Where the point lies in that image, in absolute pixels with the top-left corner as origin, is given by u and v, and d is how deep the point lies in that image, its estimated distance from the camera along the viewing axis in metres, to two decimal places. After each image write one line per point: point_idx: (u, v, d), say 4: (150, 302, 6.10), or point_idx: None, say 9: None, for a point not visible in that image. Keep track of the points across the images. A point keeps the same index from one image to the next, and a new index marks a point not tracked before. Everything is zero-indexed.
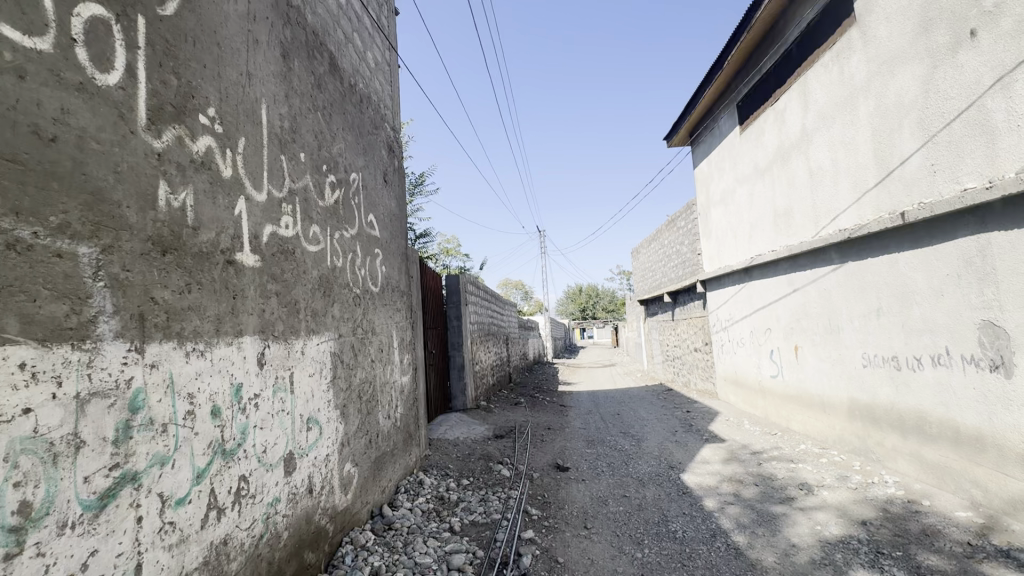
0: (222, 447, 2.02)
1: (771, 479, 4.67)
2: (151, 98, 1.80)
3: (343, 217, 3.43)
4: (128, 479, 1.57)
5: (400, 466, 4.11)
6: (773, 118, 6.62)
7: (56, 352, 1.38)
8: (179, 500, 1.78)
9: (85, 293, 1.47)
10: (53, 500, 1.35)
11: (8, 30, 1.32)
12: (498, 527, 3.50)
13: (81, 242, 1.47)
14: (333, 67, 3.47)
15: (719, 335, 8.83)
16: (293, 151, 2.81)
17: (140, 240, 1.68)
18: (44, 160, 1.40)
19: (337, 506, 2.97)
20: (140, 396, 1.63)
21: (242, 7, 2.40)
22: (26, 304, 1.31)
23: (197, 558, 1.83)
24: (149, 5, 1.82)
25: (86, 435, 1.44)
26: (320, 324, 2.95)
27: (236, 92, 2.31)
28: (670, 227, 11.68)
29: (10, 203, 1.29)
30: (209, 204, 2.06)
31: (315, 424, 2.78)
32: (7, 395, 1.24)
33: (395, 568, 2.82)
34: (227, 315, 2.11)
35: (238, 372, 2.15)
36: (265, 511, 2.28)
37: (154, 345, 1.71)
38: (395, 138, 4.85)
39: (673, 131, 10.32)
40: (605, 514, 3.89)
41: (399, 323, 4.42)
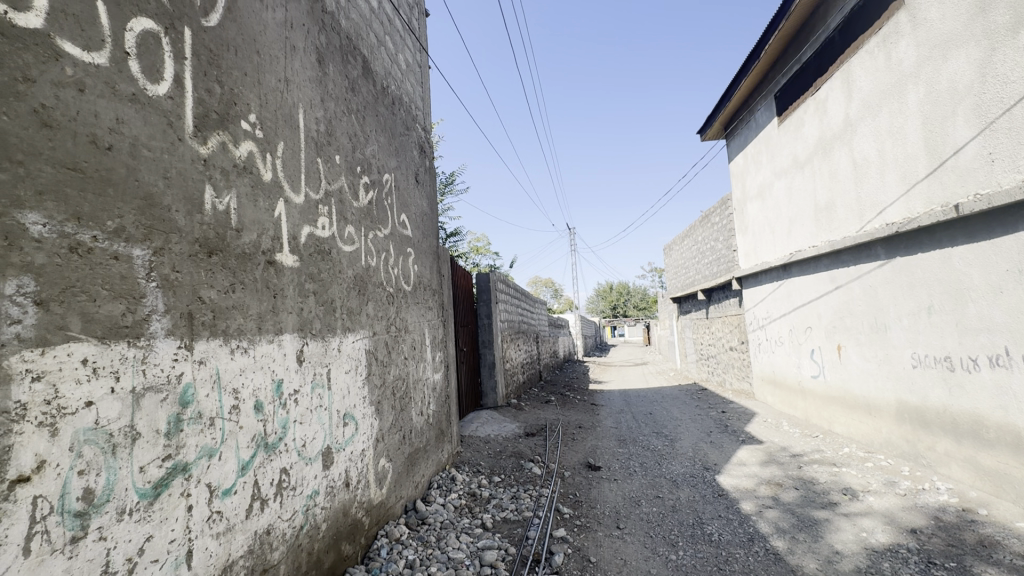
0: (265, 440, 2.11)
1: (813, 483, 4.51)
2: (197, 106, 1.88)
3: (376, 217, 3.51)
4: (178, 469, 1.65)
5: (433, 462, 4.17)
6: (814, 108, 6.37)
7: (114, 349, 1.46)
8: (225, 490, 1.86)
9: (139, 292, 1.56)
10: (113, 488, 1.43)
11: (68, 46, 1.41)
12: (530, 524, 3.51)
13: (135, 245, 1.55)
14: (366, 70, 3.54)
15: (756, 333, 8.58)
16: (328, 154, 2.89)
17: (188, 242, 1.76)
18: (104, 168, 1.48)
19: (373, 500, 3.05)
20: (190, 391, 1.72)
21: (280, 16, 2.48)
22: (87, 304, 1.39)
23: (242, 547, 1.92)
24: (195, 17, 1.90)
25: (142, 428, 1.53)
26: (355, 322, 3.02)
27: (275, 97, 2.39)
28: (704, 223, 11.40)
29: (71, 209, 1.38)
30: (251, 207, 2.14)
31: (351, 420, 2.86)
32: (71, 389, 1.34)
33: (429, 562, 2.87)
34: (268, 313, 2.19)
35: (278, 368, 2.23)
36: (305, 504, 2.36)
37: (202, 342, 1.80)
38: (427, 139, 4.92)
39: (707, 124, 10.07)
40: (638, 515, 3.84)
41: (431, 321, 4.49)
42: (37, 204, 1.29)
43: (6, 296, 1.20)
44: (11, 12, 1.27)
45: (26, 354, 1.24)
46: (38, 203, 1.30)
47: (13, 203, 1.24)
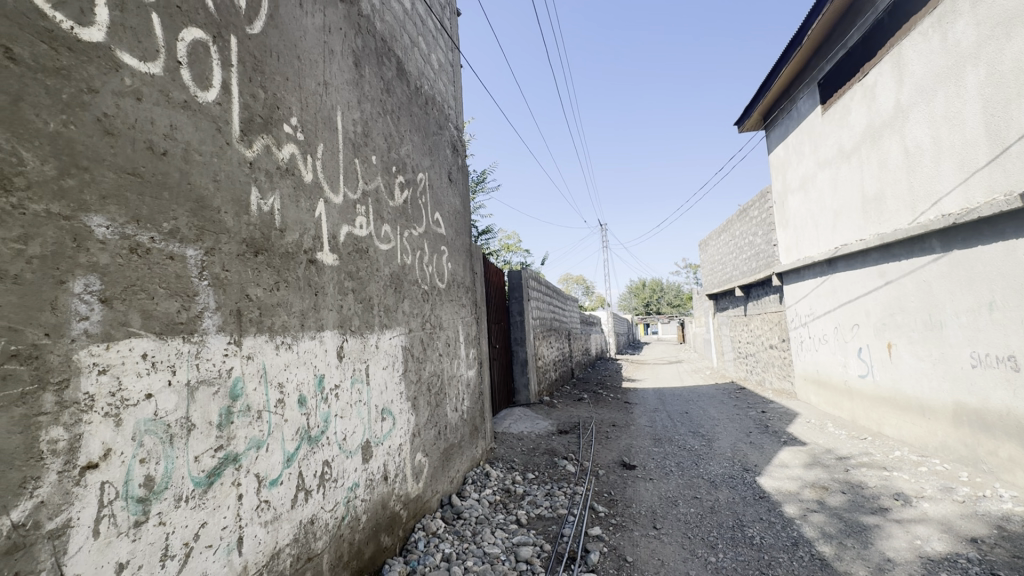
0: (309, 433, 2.18)
1: (861, 487, 4.32)
2: (243, 111, 1.95)
3: (411, 215, 3.56)
4: (229, 460, 1.73)
5: (468, 458, 4.22)
6: (861, 94, 6.07)
7: (171, 344, 1.54)
8: (272, 481, 1.93)
9: (192, 291, 1.63)
10: (171, 475, 1.51)
11: (127, 57, 1.48)
12: (564, 522, 3.50)
13: (188, 245, 1.63)
14: (400, 72, 3.60)
15: (798, 331, 8.27)
16: (365, 154, 2.95)
17: (236, 242, 1.84)
18: (159, 172, 1.56)
19: (410, 494, 3.11)
20: (239, 384, 1.80)
21: (318, 21, 2.55)
22: (146, 301, 1.47)
23: (288, 535, 1.99)
24: (240, 25, 1.98)
25: (196, 419, 1.60)
26: (392, 319, 3.08)
27: (314, 101, 2.46)
28: (742, 217, 11.06)
29: (131, 212, 1.45)
30: (293, 208, 2.21)
31: (389, 415, 2.92)
32: (133, 381, 1.41)
33: (465, 556, 2.91)
34: (310, 310, 2.26)
35: (320, 363, 2.30)
36: (346, 495, 2.43)
37: (250, 338, 1.87)
38: (459, 137, 4.96)
39: (746, 115, 9.75)
40: (675, 515, 3.77)
41: (464, 319, 4.53)
42: (101, 208, 1.37)
43: (74, 293, 1.28)
44: (77, 27, 1.35)
45: (93, 349, 1.32)
46: (102, 207, 1.37)
47: (80, 207, 1.32)
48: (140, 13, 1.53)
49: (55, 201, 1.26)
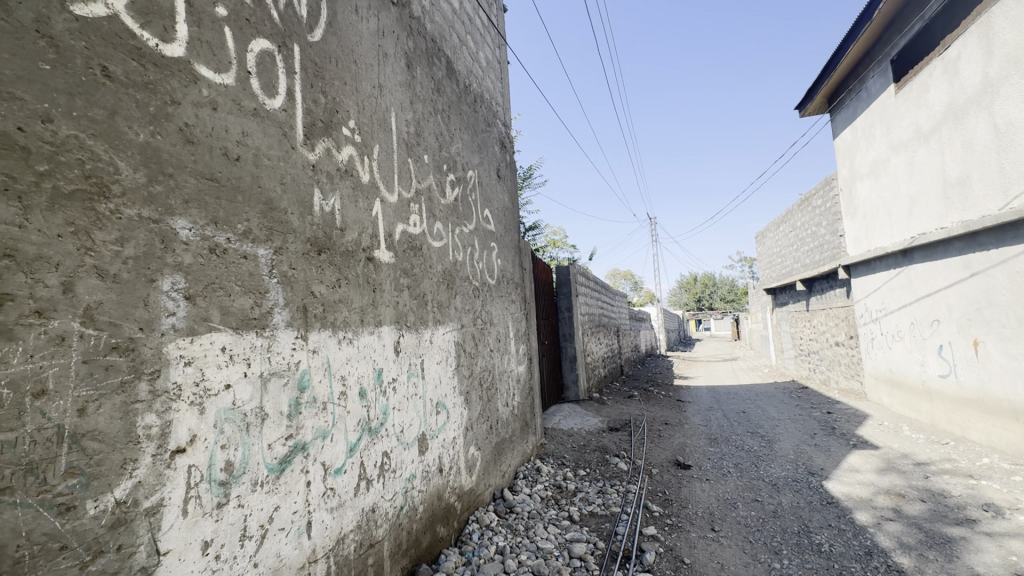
0: (369, 425, 2.26)
1: (944, 496, 3.99)
2: (306, 116, 2.05)
3: (462, 213, 3.60)
4: (299, 448, 1.82)
5: (519, 452, 4.25)
6: (942, 69, 5.56)
7: (246, 338, 1.64)
8: (337, 469, 2.02)
9: (263, 288, 1.74)
10: (248, 461, 1.61)
11: (204, 69, 1.58)
12: (618, 520, 3.45)
13: (259, 246, 1.73)
14: (450, 71, 3.65)
15: (868, 327, 7.74)
16: (418, 154, 3.02)
17: (302, 242, 1.94)
18: (233, 177, 1.66)
19: (464, 486, 3.17)
20: (306, 376, 1.89)
21: (373, 25, 2.62)
22: (224, 298, 1.57)
23: (352, 522, 2.08)
24: (302, 34, 2.07)
25: (269, 409, 1.70)
26: (445, 315, 3.14)
27: (370, 103, 2.54)
28: (804, 207, 10.45)
29: (210, 214, 1.56)
30: (352, 208, 2.29)
31: (443, 409, 2.98)
32: (215, 372, 1.52)
33: (519, 550, 2.93)
34: (368, 306, 2.34)
35: (379, 358, 2.38)
36: (404, 486, 2.50)
37: (315, 333, 1.96)
38: (507, 134, 4.97)
39: (808, 97, 9.18)
40: (735, 518, 3.63)
41: (514, 315, 4.55)
42: (184, 211, 1.47)
43: (163, 291, 1.38)
44: (161, 44, 1.45)
45: (180, 342, 1.42)
46: (185, 211, 1.47)
47: (167, 211, 1.42)
48: (215, 28, 1.63)
49: (145, 205, 1.36)
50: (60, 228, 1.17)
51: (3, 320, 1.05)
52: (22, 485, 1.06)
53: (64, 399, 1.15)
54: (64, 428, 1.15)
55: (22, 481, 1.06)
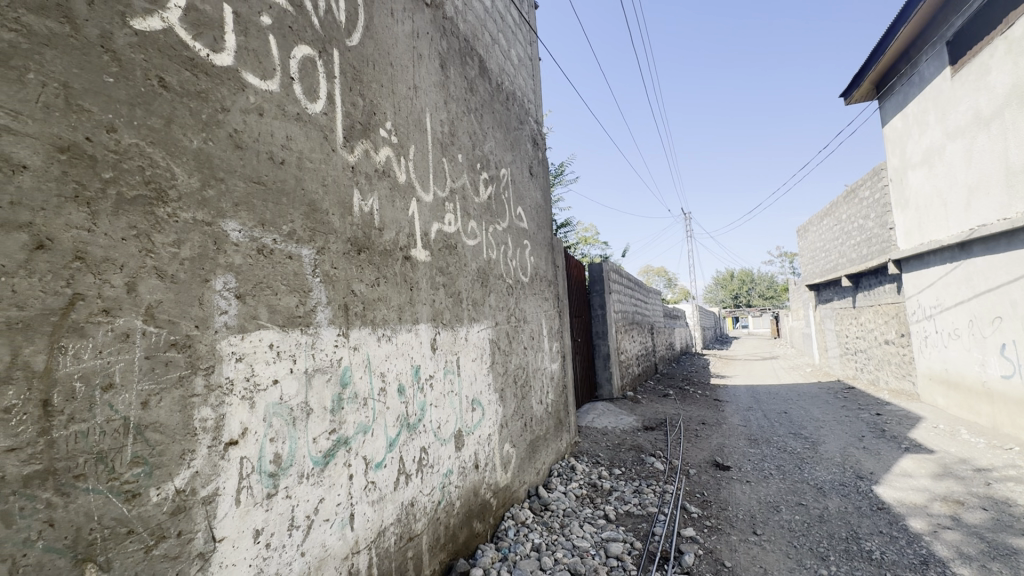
0: (407, 421, 2.30)
1: (1008, 504, 3.74)
2: (345, 119, 2.10)
3: (495, 211, 3.62)
4: (342, 442, 1.88)
5: (553, 451, 4.24)
6: (1005, 49, 5.20)
7: (292, 335, 1.70)
8: (377, 463, 2.07)
9: (307, 287, 1.79)
10: (295, 454, 1.67)
11: (251, 77, 1.65)
12: (655, 521, 3.40)
13: (303, 246, 1.79)
14: (483, 70, 3.66)
15: (921, 324, 7.34)
16: (452, 153, 3.05)
17: (342, 242, 1.99)
18: (278, 179, 1.72)
19: (499, 483, 3.19)
20: (347, 373, 1.94)
21: (408, 28, 2.66)
22: (271, 297, 1.63)
23: (392, 515, 2.13)
24: (341, 39, 2.12)
25: (314, 403, 1.76)
26: (480, 312, 3.17)
27: (406, 104, 2.58)
28: (850, 199, 9.99)
29: (258, 217, 1.62)
30: (390, 208, 2.34)
31: (479, 405, 3.01)
32: (264, 367, 1.58)
33: (554, 547, 2.93)
34: (406, 304, 2.38)
35: (416, 355, 2.42)
36: (441, 481, 2.54)
37: (356, 330, 2.02)
38: (540, 131, 4.96)
39: (855, 84, 8.76)
40: (778, 522, 3.52)
41: (547, 312, 4.54)
42: (234, 214, 1.53)
43: (216, 291, 1.45)
44: (212, 54, 1.52)
45: (231, 339, 1.49)
46: (235, 213, 1.54)
47: (218, 214, 1.48)
48: (260, 37, 1.70)
49: (199, 209, 1.42)
50: (124, 232, 1.23)
51: (75, 319, 1.12)
52: (93, 472, 1.13)
53: (129, 392, 1.22)
54: (129, 420, 1.21)
55: (93, 469, 1.13)
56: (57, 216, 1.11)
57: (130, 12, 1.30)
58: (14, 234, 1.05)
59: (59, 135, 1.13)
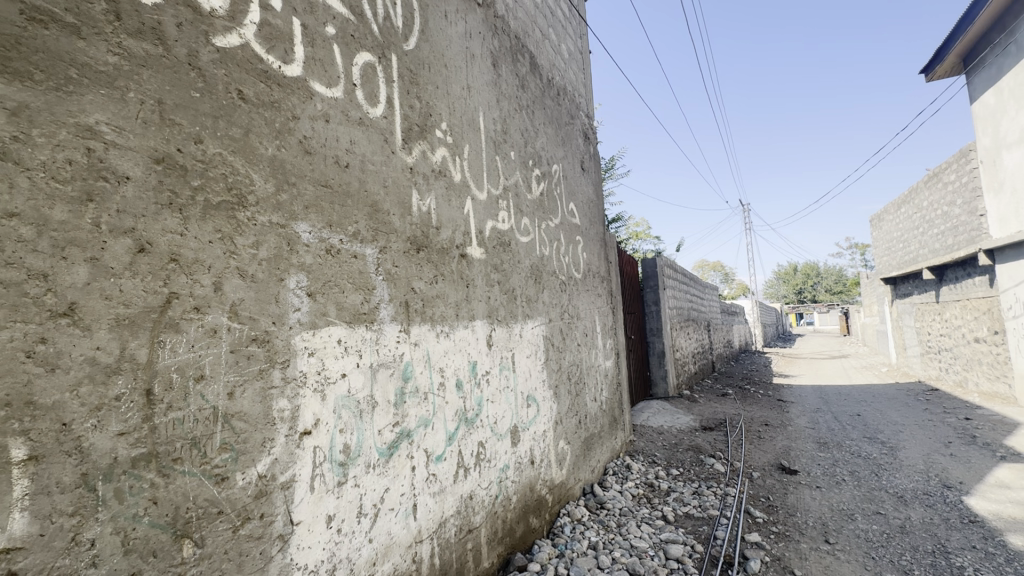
0: (466, 415, 2.35)
1: None
2: (403, 121, 2.16)
3: (548, 207, 3.61)
4: (404, 434, 1.94)
5: (608, 449, 4.20)
6: None
7: (358, 331, 1.78)
8: (438, 456, 2.13)
9: (371, 285, 1.87)
10: (362, 445, 1.74)
11: (318, 85, 1.73)
12: (717, 524, 3.28)
13: (367, 246, 1.87)
14: (534, 66, 3.66)
15: (1018, 321, 6.63)
16: (505, 151, 3.07)
17: (403, 241, 2.06)
18: (344, 182, 1.80)
19: (555, 480, 3.19)
20: (408, 368, 2.00)
21: (461, 29, 2.70)
22: (339, 295, 1.72)
23: (452, 506, 2.18)
24: (399, 44, 2.18)
25: (378, 397, 1.83)
26: (534, 309, 3.17)
27: (460, 104, 2.62)
28: (933, 184, 9.16)
29: (326, 218, 1.70)
30: (446, 207, 2.38)
31: (534, 402, 3.02)
32: (334, 361, 1.67)
33: (612, 546, 2.90)
34: (463, 301, 2.43)
35: (473, 351, 2.46)
36: (498, 476, 2.57)
37: (416, 327, 2.08)
38: (590, 125, 4.89)
39: (939, 58, 8.01)
40: (854, 531, 3.30)
41: (601, 309, 4.48)
42: (305, 216, 1.62)
43: (290, 289, 1.54)
44: (283, 66, 1.60)
45: (304, 334, 1.57)
46: (305, 215, 1.62)
47: (291, 216, 1.57)
48: (326, 46, 1.78)
49: (275, 212, 1.52)
50: (210, 235, 1.33)
51: (172, 316, 1.22)
52: (188, 456, 1.23)
53: (218, 383, 1.32)
54: (218, 409, 1.31)
55: (188, 453, 1.23)
56: (155, 221, 1.21)
57: (212, 31, 1.40)
58: (121, 239, 1.15)
59: (156, 148, 1.23)
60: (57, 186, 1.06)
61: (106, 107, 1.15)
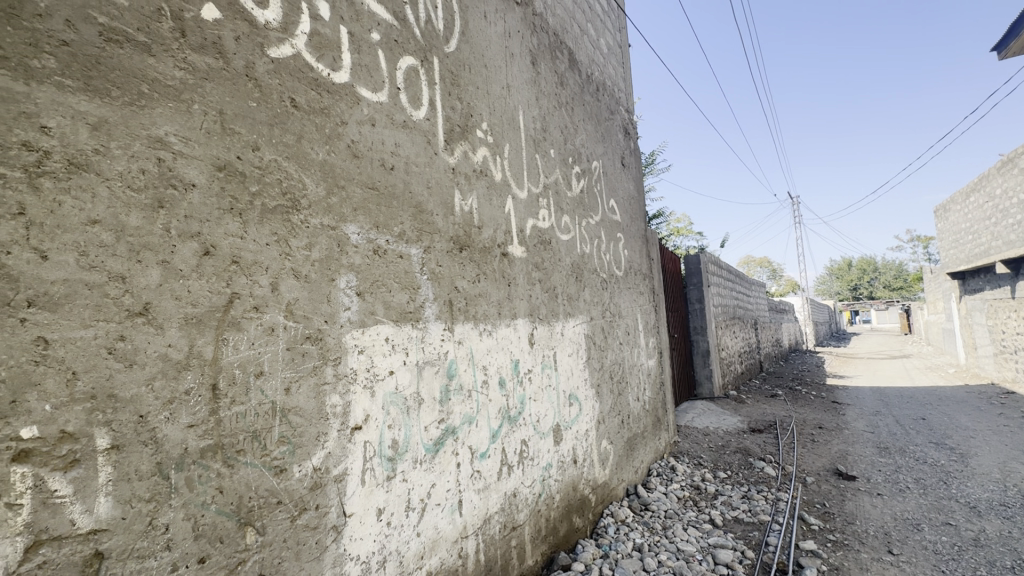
0: (509, 413, 2.36)
1: None
2: (445, 123, 2.19)
3: (588, 204, 3.58)
4: (450, 431, 1.98)
5: (652, 449, 4.12)
6: None
7: (404, 329, 1.82)
8: (482, 453, 2.15)
9: (415, 284, 1.91)
10: (409, 441, 1.78)
11: (364, 91, 1.78)
12: (769, 530, 3.16)
13: (411, 246, 1.91)
14: (572, 62, 3.63)
15: None
16: (545, 149, 3.06)
17: (446, 241, 2.09)
18: (389, 185, 1.84)
19: (597, 479, 3.16)
20: (453, 365, 2.03)
21: (500, 28, 2.71)
22: (386, 294, 1.76)
23: (496, 503, 2.20)
24: (440, 47, 2.21)
25: (425, 394, 1.87)
26: (575, 308, 3.15)
27: (500, 104, 2.63)
28: (1007, 170, 8.47)
29: (373, 220, 1.75)
30: (488, 206, 2.40)
31: (576, 401, 3.00)
32: (382, 359, 1.71)
33: (657, 549, 2.84)
34: (505, 300, 2.44)
35: (515, 350, 2.47)
36: (541, 474, 2.58)
37: (460, 325, 2.11)
38: (630, 119, 4.81)
39: (1013, 33, 7.39)
40: (921, 543, 3.10)
41: (643, 307, 4.40)
42: (354, 217, 1.67)
43: (340, 288, 1.59)
44: (332, 73, 1.66)
45: (354, 333, 1.62)
46: (354, 217, 1.68)
47: (341, 219, 1.62)
48: (371, 52, 1.83)
49: (325, 215, 1.57)
50: (268, 238, 1.39)
51: (234, 315, 1.29)
52: (250, 448, 1.29)
53: (276, 379, 1.38)
54: (276, 404, 1.37)
55: (250, 445, 1.30)
56: (218, 225, 1.28)
57: (267, 43, 1.46)
58: (187, 244, 1.22)
59: (218, 156, 1.30)
60: (132, 194, 1.13)
61: (174, 119, 1.22)
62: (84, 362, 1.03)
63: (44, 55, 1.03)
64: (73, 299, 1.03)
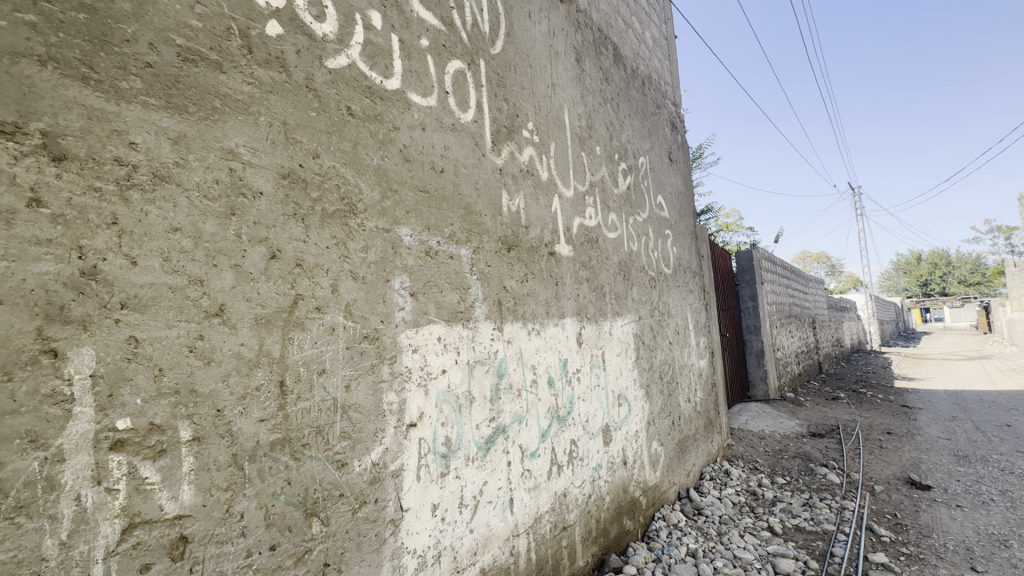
0: (558, 413, 2.35)
1: None
2: (492, 124, 2.21)
3: (635, 201, 3.51)
4: (500, 430, 1.99)
5: (704, 452, 4.00)
6: None
7: (456, 328, 1.85)
8: (533, 452, 2.16)
9: (466, 284, 1.94)
10: (461, 438, 1.81)
11: (414, 96, 1.82)
12: (835, 541, 2.99)
13: (461, 247, 1.94)
14: (617, 57, 3.57)
15: None
16: (590, 146, 3.03)
17: (494, 241, 2.11)
18: (439, 187, 1.88)
19: (648, 481, 3.10)
20: (503, 365, 2.05)
21: (545, 27, 2.71)
22: (438, 294, 1.80)
23: (547, 503, 2.20)
24: (486, 49, 2.23)
25: (476, 392, 1.90)
26: (623, 307, 3.10)
27: (546, 103, 2.63)
28: None
29: (424, 222, 1.79)
30: (535, 205, 2.41)
31: (625, 401, 2.95)
32: (435, 357, 1.75)
33: (713, 555, 2.76)
34: (553, 299, 2.44)
35: (564, 349, 2.46)
36: (591, 474, 2.55)
37: (509, 325, 2.12)
38: (677, 113, 4.68)
39: None
40: (1010, 561, 2.84)
41: (693, 305, 4.27)
42: (406, 220, 1.72)
43: (395, 289, 1.64)
44: (384, 80, 1.71)
45: (408, 332, 1.67)
46: (407, 219, 1.73)
47: (394, 221, 1.67)
48: (420, 58, 1.87)
49: (381, 218, 1.63)
50: (327, 242, 1.45)
51: (299, 315, 1.36)
52: (315, 442, 1.36)
53: (337, 376, 1.44)
54: (337, 400, 1.43)
55: (314, 440, 1.36)
56: (283, 230, 1.35)
57: (325, 55, 1.52)
58: (256, 248, 1.29)
59: (282, 165, 1.37)
60: (208, 203, 1.21)
61: (244, 132, 1.30)
62: (169, 359, 1.11)
63: (131, 77, 1.12)
64: (158, 301, 1.11)
